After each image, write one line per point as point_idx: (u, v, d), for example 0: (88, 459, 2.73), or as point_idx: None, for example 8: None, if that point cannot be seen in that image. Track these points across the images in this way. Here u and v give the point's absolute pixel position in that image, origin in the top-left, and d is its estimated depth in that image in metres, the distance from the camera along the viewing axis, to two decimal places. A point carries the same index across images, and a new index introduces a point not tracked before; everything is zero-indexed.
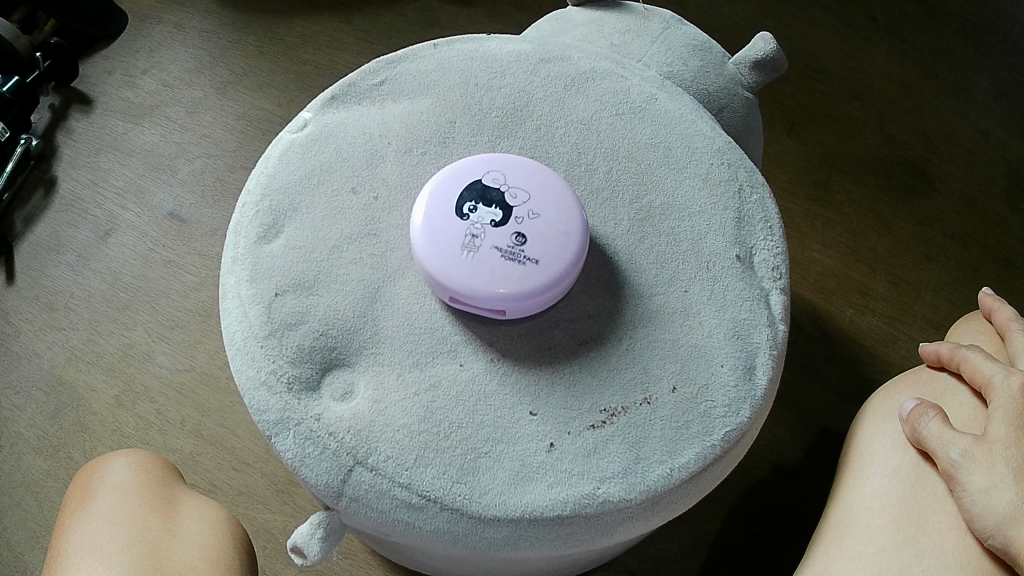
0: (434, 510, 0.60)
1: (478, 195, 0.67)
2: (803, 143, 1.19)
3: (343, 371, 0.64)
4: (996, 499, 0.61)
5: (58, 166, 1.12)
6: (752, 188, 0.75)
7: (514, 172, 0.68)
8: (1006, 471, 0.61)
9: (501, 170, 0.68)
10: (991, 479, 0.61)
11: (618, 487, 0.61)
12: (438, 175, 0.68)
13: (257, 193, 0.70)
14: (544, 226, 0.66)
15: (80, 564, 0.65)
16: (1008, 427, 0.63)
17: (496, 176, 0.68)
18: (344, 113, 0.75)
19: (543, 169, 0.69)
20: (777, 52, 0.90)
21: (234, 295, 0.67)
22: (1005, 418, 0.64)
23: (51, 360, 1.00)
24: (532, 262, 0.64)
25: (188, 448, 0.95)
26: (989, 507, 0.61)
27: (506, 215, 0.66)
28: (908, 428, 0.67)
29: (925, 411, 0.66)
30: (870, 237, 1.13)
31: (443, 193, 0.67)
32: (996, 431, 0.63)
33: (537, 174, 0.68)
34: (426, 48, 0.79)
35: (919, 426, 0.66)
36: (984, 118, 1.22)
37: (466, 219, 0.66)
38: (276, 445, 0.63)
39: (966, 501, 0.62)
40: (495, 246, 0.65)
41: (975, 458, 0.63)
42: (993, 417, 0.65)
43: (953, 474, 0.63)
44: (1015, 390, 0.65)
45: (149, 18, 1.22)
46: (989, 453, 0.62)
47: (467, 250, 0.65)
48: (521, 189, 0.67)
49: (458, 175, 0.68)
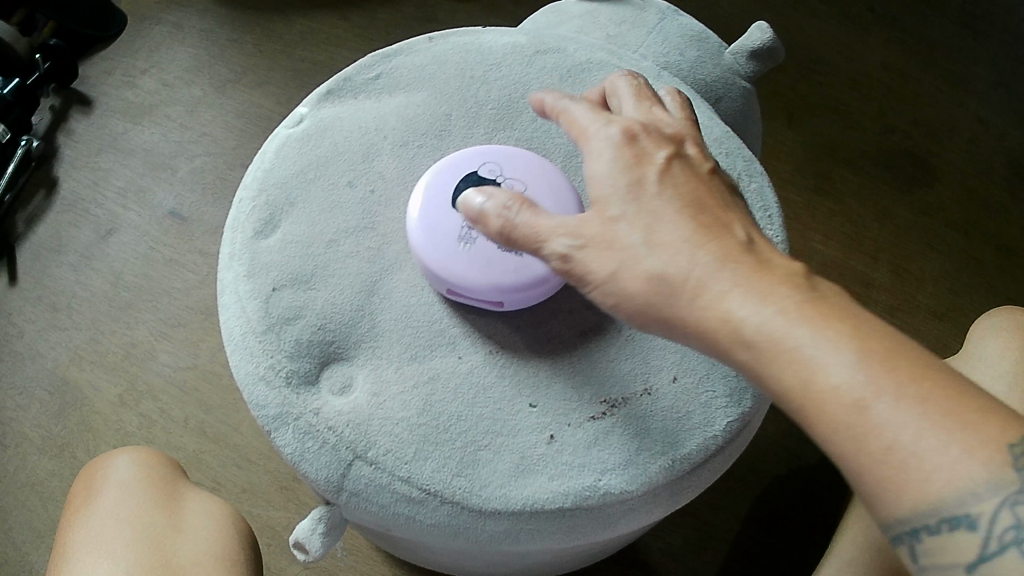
0: (435, 504, 0.60)
1: (475, 186, 0.67)
2: (802, 133, 1.18)
3: (341, 365, 0.64)
4: (630, 282, 0.50)
5: (59, 167, 1.12)
6: (750, 177, 0.75)
7: (510, 164, 0.68)
8: (631, 239, 0.50)
9: (498, 162, 0.68)
10: (619, 258, 0.50)
11: (619, 479, 0.61)
12: (432, 167, 0.69)
13: (253, 189, 0.70)
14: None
15: (86, 560, 0.66)
16: (622, 184, 0.53)
17: (492, 167, 0.68)
18: (340, 108, 0.75)
19: (538, 159, 0.68)
20: (775, 40, 0.89)
21: (231, 290, 0.67)
22: (609, 173, 0.53)
23: (54, 359, 1.01)
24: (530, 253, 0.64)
25: (191, 446, 0.95)
26: (632, 280, 0.50)
27: None
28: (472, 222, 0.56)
29: (473, 198, 0.56)
30: (871, 227, 1.12)
31: (440, 185, 0.67)
32: (608, 197, 0.53)
33: (535, 165, 0.68)
34: (421, 42, 0.78)
35: (508, 224, 0.54)
36: (983, 107, 1.21)
37: None
38: (275, 440, 0.62)
39: (600, 286, 0.51)
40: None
41: (588, 236, 0.51)
42: (596, 172, 0.54)
43: (569, 265, 0.52)
44: (613, 139, 0.55)
45: (148, 19, 1.22)
46: (601, 216, 0.52)
47: (463, 241, 0.65)
48: (518, 180, 0.67)
49: (455, 166, 0.68)
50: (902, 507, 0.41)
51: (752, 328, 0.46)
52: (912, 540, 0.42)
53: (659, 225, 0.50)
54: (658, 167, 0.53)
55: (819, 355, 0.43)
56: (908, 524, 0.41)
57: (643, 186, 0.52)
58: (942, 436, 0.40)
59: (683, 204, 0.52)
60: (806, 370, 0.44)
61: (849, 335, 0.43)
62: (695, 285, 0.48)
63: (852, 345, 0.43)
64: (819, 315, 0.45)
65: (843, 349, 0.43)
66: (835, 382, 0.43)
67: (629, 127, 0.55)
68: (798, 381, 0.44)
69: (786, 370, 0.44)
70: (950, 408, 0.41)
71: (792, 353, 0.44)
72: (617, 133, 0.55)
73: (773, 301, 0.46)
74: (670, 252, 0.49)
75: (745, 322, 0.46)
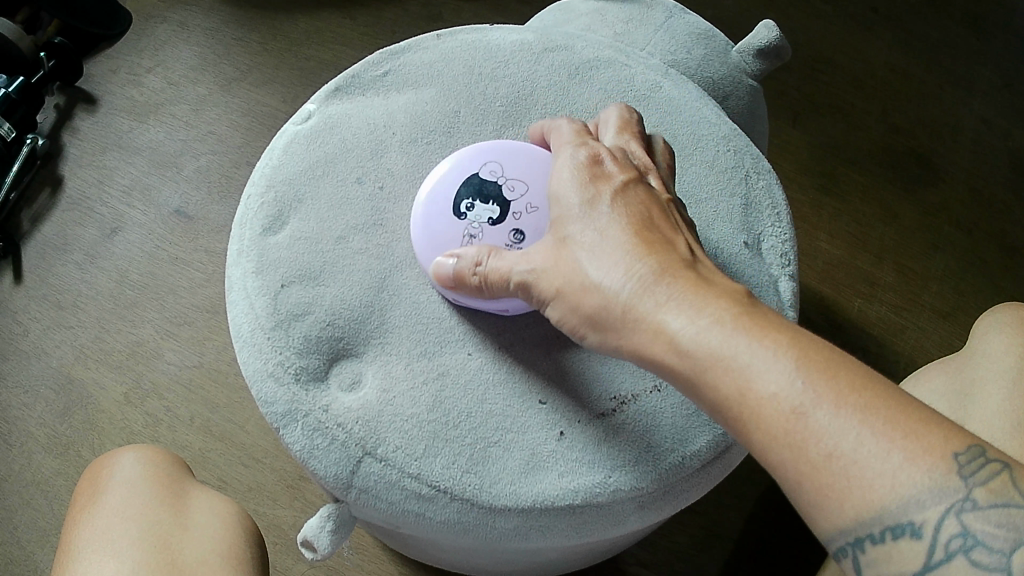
0: (445, 501, 0.60)
1: (475, 192, 0.66)
2: (807, 133, 1.18)
3: (351, 362, 0.64)
4: (575, 299, 0.52)
5: (64, 166, 1.12)
6: (758, 174, 0.74)
7: (512, 163, 0.66)
8: (576, 256, 0.53)
9: (499, 161, 0.66)
10: (564, 276, 0.53)
11: (630, 476, 0.61)
12: (433, 175, 0.68)
13: (262, 185, 0.70)
14: (541, 219, 0.64)
15: (90, 559, 0.65)
16: (574, 203, 0.55)
17: (493, 169, 0.66)
18: (348, 105, 0.75)
19: (541, 156, 0.66)
20: (781, 39, 0.89)
21: (240, 287, 0.66)
22: (567, 191, 0.56)
23: (59, 358, 1.00)
24: None
25: (197, 444, 0.95)
26: (576, 298, 0.52)
27: (504, 212, 0.64)
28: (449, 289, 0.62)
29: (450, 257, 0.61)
30: (876, 226, 1.12)
31: (440, 193, 0.67)
32: (560, 218, 0.55)
33: (537, 163, 0.66)
34: (428, 39, 0.78)
35: (477, 266, 0.58)
36: (986, 107, 1.21)
37: (464, 218, 0.65)
38: (284, 437, 0.62)
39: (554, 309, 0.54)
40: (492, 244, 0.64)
41: (541, 260, 0.54)
42: (554, 195, 0.57)
43: (525, 290, 0.56)
44: (577, 162, 0.57)
45: (153, 18, 1.22)
46: (554, 243, 0.55)
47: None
48: (518, 182, 0.65)
49: (457, 171, 0.67)
50: (845, 516, 0.42)
51: (687, 339, 0.47)
52: (855, 550, 0.43)
53: (604, 242, 0.52)
54: (615, 187, 0.55)
55: (757, 364, 0.45)
56: (852, 533, 0.42)
57: (596, 203, 0.54)
58: (884, 443, 0.41)
59: (633, 219, 0.53)
60: (740, 380, 0.45)
61: (790, 347, 0.45)
62: (628, 302, 0.50)
63: (790, 356, 0.44)
64: (755, 326, 0.46)
65: (784, 359, 0.44)
66: (773, 390, 0.44)
67: (593, 150, 0.58)
68: (736, 391, 0.45)
69: (722, 380, 0.46)
70: (891, 416, 0.42)
71: (730, 364, 0.45)
72: (581, 156, 0.58)
73: (707, 312, 0.48)
74: (612, 265, 0.51)
75: (677, 336, 0.48)
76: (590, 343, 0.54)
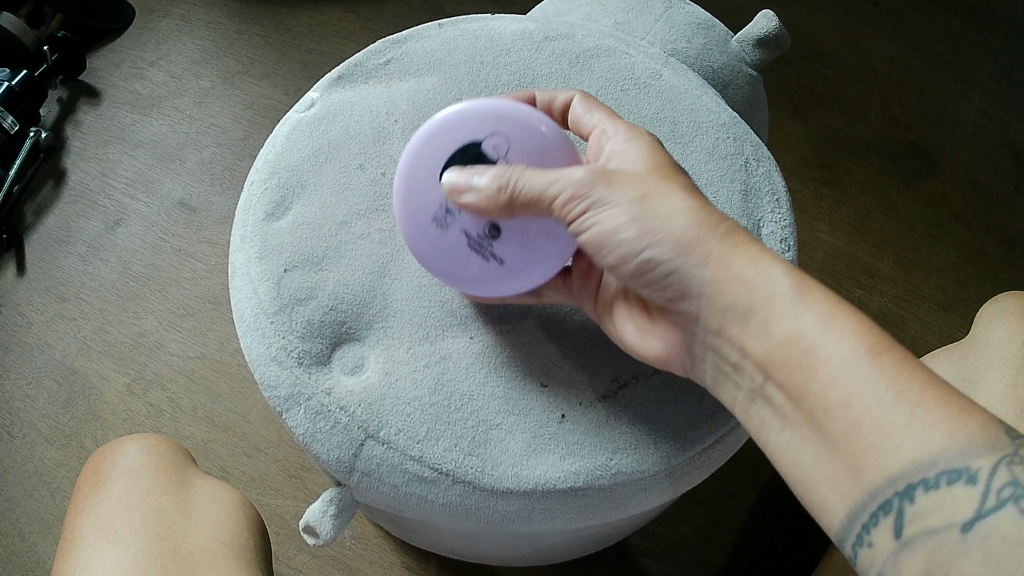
0: (447, 484, 0.60)
1: (468, 163, 0.59)
2: (808, 125, 1.19)
3: (353, 346, 0.64)
4: (655, 210, 0.51)
5: (67, 159, 1.13)
6: (758, 161, 0.75)
7: (521, 144, 0.58)
8: (658, 181, 0.53)
9: (508, 136, 0.58)
10: (646, 190, 0.52)
11: (631, 458, 0.61)
12: (439, 119, 0.60)
13: (265, 171, 0.70)
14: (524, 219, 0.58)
15: (94, 546, 0.65)
16: (648, 154, 0.56)
17: (498, 144, 0.58)
18: (351, 92, 0.75)
19: (555, 149, 0.58)
20: (781, 29, 0.89)
21: (243, 272, 0.67)
22: (638, 147, 0.57)
23: (62, 350, 1.01)
24: (496, 261, 0.59)
25: (200, 434, 0.95)
26: (655, 210, 0.51)
27: None
28: (463, 203, 0.55)
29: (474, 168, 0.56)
30: (877, 218, 1.13)
31: (435, 150, 0.59)
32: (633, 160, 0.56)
33: (548, 154, 0.58)
34: (430, 28, 0.79)
35: (514, 171, 0.54)
36: (987, 101, 1.21)
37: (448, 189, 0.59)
38: (287, 420, 0.62)
39: (615, 224, 0.52)
40: (465, 231, 0.59)
41: (611, 173, 0.53)
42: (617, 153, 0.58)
43: (580, 199, 0.52)
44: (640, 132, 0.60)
45: (155, 13, 1.23)
46: (622, 170, 0.54)
47: (437, 224, 0.60)
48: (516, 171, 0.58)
49: (462, 130, 0.59)
50: (902, 457, 0.43)
51: (773, 280, 0.49)
52: (902, 501, 0.43)
53: (683, 183, 0.54)
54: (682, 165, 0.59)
55: (821, 323, 0.47)
56: (902, 480, 0.43)
57: (673, 162, 0.57)
58: (942, 395, 0.43)
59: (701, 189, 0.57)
60: (823, 316, 0.47)
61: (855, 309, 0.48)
62: (716, 228, 0.51)
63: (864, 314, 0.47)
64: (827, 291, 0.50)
65: (849, 315, 0.47)
66: (853, 330, 0.46)
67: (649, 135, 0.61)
68: (814, 322, 0.47)
69: (804, 315, 0.47)
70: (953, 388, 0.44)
71: (798, 311, 0.48)
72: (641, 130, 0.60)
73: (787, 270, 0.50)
74: (696, 200, 0.53)
75: (770, 273, 0.50)
76: (652, 257, 0.51)
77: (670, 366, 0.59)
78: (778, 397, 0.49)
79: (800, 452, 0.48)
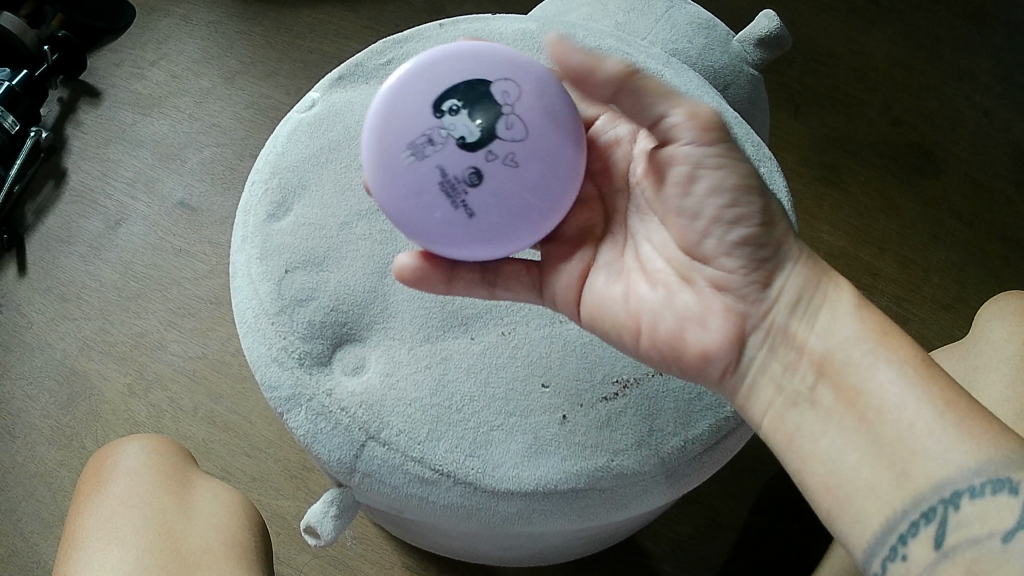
0: (448, 485, 0.60)
1: (470, 98, 0.54)
2: (809, 125, 1.18)
3: (354, 346, 0.64)
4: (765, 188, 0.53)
5: (68, 159, 1.13)
6: (759, 162, 0.75)
7: (531, 97, 0.54)
8: None
9: (519, 86, 0.55)
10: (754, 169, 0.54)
11: (632, 459, 0.61)
12: (454, 48, 0.56)
13: (266, 172, 0.70)
14: (508, 177, 0.54)
15: (95, 547, 0.65)
16: None
17: (508, 91, 0.54)
18: (352, 93, 0.75)
19: (568, 115, 0.55)
20: (782, 28, 0.89)
21: (244, 273, 0.67)
22: None
23: (63, 350, 1.01)
24: (466, 211, 0.54)
25: (201, 434, 0.95)
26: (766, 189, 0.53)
27: (481, 141, 0.53)
28: (575, 65, 0.49)
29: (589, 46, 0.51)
30: (878, 219, 1.12)
31: (439, 74, 0.55)
32: None
33: (557, 116, 0.55)
34: (431, 28, 0.79)
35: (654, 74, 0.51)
36: (988, 101, 1.21)
37: (439, 116, 0.54)
38: (288, 421, 0.62)
39: (732, 168, 0.52)
40: (442, 166, 0.54)
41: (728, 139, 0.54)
42: None
43: (709, 126, 0.51)
44: None
45: (156, 12, 1.23)
46: None
47: (412, 152, 0.54)
48: (519, 121, 0.54)
49: (475, 65, 0.55)
50: (950, 463, 0.44)
51: (843, 292, 0.53)
52: (948, 507, 0.43)
53: None
54: None
55: (881, 332, 0.50)
56: (951, 486, 0.43)
57: None
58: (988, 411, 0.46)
59: None
60: (885, 324, 0.50)
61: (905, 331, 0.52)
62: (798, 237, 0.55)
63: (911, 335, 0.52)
64: None
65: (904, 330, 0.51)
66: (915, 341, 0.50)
67: None
68: (876, 328, 0.50)
69: (869, 319, 0.51)
70: None
71: (863, 317, 0.51)
72: None
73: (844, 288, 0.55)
74: None
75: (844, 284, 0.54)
76: (753, 226, 0.52)
77: (708, 368, 0.54)
78: (829, 396, 0.50)
79: (840, 457, 0.48)
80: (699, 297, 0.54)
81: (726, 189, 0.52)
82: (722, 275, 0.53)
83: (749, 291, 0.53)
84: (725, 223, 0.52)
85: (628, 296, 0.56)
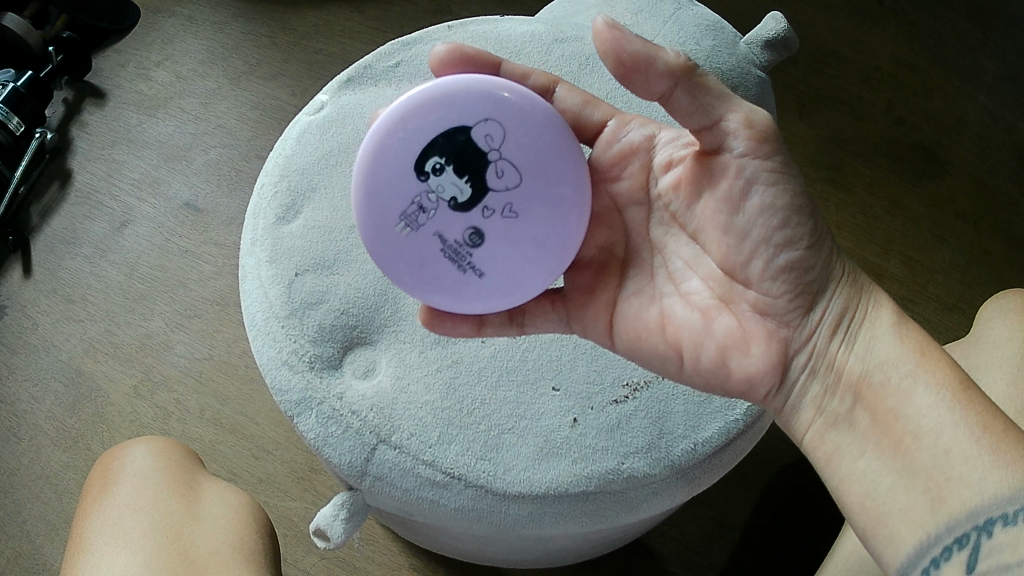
0: (458, 488, 0.60)
1: (451, 152, 0.54)
2: (814, 126, 1.19)
3: (365, 350, 0.65)
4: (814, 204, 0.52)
5: (73, 159, 1.13)
6: None
7: (516, 137, 0.55)
8: None
9: (501, 125, 0.54)
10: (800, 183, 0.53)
11: (643, 462, 0.61)
12: (421, 93, 0.55)
13: (276, 174, 0.70)
14: (512, 229, 0.55)
15: (104, 550, 0.65)
16: None
17: (491, 134, 0.54)
18: (361, 95, 0.75)
19: (557, 143, 0.55)
20: (789, 31, 0.89)
21: (254, 276, 0.66)
22: None
23: (69, 351, 1.01)
24: (475, 272, 0.56)
25: (207, 436, 0.95)
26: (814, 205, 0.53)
27: (475, 199, 0.55)
28: (631, 56, 0.48)
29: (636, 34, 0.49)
30: (883, 218, 1.13)
31: (415, 129, 0.55)
32: None
33: (550, 152, 0.55)
34: (439, 31, 0.79)
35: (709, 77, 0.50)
36: (993, 101, 1.21)
37: (426, 180, 0.55)
38: (299, 425, 0.62)
39: (787, 185, 0.51)
40: (440, 232, 0.56)
41: None
42: None
43: (764, 137, 0.50)
44: None
45: (161, 12, 1.23)
46: None
47: (407, 223, 0.56)
48: (510, 170, 0.55)
49: (450, 112, 0.54)
50: (985, 491, 0.43)
51: (884, 307, 0.53)
52: (981, 534, 0.43)
53: None
54: None
55: (916, 354, 0.50)
56: (984, 514, 0.43)
57: None
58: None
59: None
60: (925, 343, 0.50)
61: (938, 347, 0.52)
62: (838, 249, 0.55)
63: None
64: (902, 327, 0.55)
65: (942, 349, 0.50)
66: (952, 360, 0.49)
67: None
68: (913, 348, 0.50)
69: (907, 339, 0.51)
70: None
71: (899, 334, 0.51)
72: None
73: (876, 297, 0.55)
74: None
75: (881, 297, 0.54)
76: (802, 246, 0.52)
77: (753, 390, 0.54)
78: (866, 419, 0.50)
79: (876, 480, 0.48)
80: (739, 321, 0.54)
81: (779, 209, 0.51)
82: (765, 299, 0.53)
83: (791, 316, 0.53)
84: (775, 245, 0.52)
85: (664, 316, 0.56)
